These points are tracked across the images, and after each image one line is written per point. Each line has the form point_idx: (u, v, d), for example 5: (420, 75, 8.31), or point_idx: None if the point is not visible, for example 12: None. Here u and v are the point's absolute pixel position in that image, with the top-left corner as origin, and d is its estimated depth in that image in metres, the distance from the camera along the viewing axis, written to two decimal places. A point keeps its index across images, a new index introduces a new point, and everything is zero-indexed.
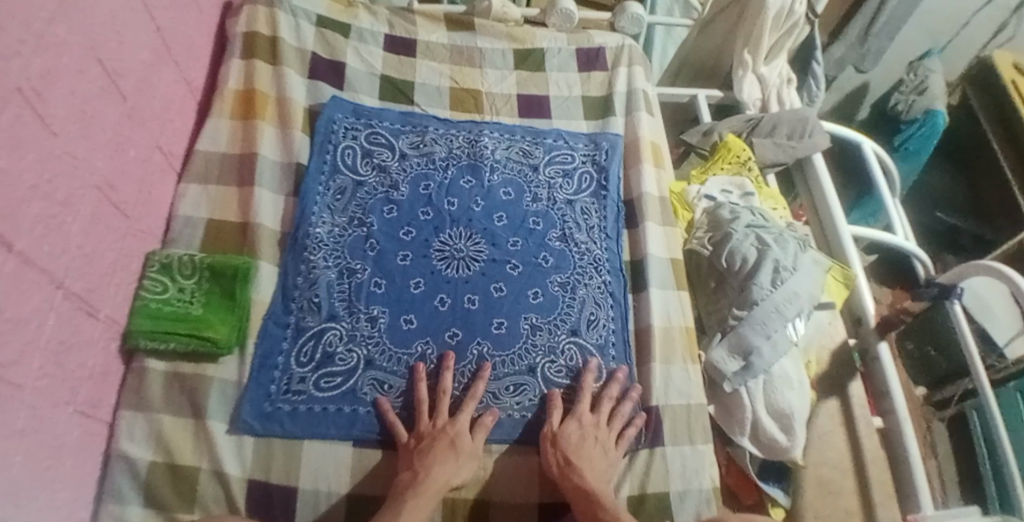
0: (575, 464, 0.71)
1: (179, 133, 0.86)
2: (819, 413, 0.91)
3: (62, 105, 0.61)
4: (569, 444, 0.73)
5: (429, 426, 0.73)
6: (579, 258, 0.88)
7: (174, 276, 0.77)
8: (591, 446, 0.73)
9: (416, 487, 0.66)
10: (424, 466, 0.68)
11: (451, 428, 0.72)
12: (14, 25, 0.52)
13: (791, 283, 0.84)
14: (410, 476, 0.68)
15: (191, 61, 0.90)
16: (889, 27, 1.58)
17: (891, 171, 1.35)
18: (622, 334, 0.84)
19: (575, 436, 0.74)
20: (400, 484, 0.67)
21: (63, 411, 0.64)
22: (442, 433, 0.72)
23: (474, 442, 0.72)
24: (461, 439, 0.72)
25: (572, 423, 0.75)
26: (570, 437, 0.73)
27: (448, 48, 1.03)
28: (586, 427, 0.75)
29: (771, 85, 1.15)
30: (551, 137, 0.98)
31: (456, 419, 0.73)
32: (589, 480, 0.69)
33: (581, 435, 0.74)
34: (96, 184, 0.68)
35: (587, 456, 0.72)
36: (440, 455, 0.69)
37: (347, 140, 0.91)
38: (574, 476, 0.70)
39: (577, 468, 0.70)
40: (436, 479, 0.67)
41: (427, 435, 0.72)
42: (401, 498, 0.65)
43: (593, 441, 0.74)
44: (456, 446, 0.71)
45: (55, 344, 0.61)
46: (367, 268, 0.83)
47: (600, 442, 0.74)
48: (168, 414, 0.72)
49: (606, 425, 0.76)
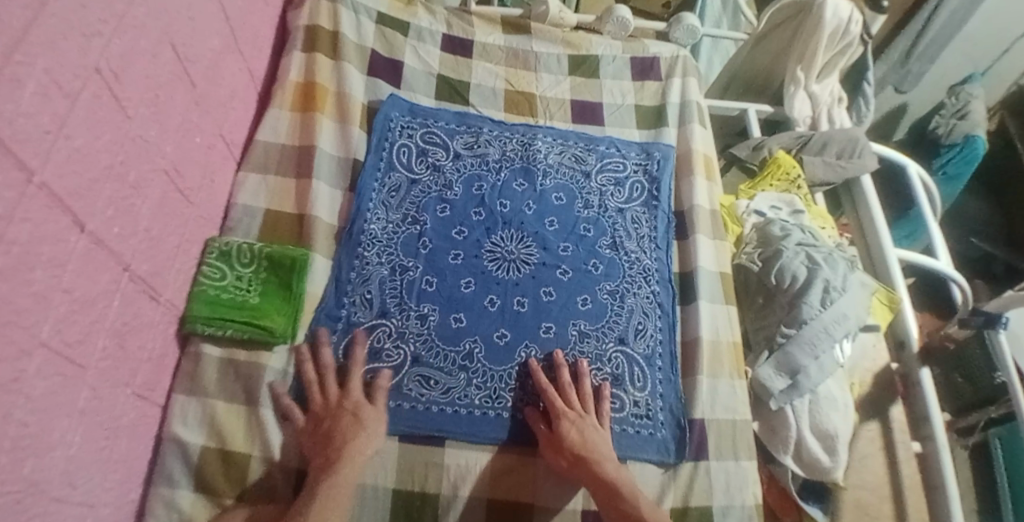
0: (586, 456, 0.70)
1: (240, 122, 0.87)
2: (860, 436, 0.89)
3: (138, 88, 0.61)
4: (572, 443, 0.71)
5: (324, 404, 0.72)
6: (629, 267, 0.88)
7: (232, 264, 0.77)
8: (591, 437, 0.72)
9: (330, 471, 0.66)
10: (335, 449, 0.68)
11: (346, 402, 0.72)
12: (96, 6, 0.53)
13: (841, 303, 0.83)
14: (320, 460, 0.68)
15: (255, 51, 0.91)
16: (933, 48, 1.57)
17: (932, 194, 1.34)
18: (669, 345, 0.84)
19: (573, 434, 0.72)
20: (314, 468, 0.67)
21: (121, 391, 0.65)
22: (340, 409, 0.72)
23: (375, 411, 0.73)
24: (361, 411, 0.72)
25: (564, 420, 0.73)
26: (568, 435, 0.72)
27: (504, 51, 1.04)
28: (577, 421, 0.73)
29: (822, 103, 1.15)
30: (603, 145, 0.98)
31: (348, 392, 0.73)
32: (608, 469, 0.70)
33: (579, 430, 0.72)
34: (164, 168, 0.68)
35: (593, 447, 0.71)
36: (348, 432, 0.69)
37: (403, 139, 0.92)
38: (590, 469, 0.70)
39: (589, 463, 0.70)
40: (350, 459, 0.67)
41: (327, 415, 0.71)
42: (316, 484, 0.65)
43: (591, 432, 0.73)
44: (358, 418, 0.71)
45: (118, 325, 0.62)
46: (419, 266, 0.84)
47: (596, 430, 0.73)
48: (221, 399, 0.73)
49: (591, 415, 0.75)
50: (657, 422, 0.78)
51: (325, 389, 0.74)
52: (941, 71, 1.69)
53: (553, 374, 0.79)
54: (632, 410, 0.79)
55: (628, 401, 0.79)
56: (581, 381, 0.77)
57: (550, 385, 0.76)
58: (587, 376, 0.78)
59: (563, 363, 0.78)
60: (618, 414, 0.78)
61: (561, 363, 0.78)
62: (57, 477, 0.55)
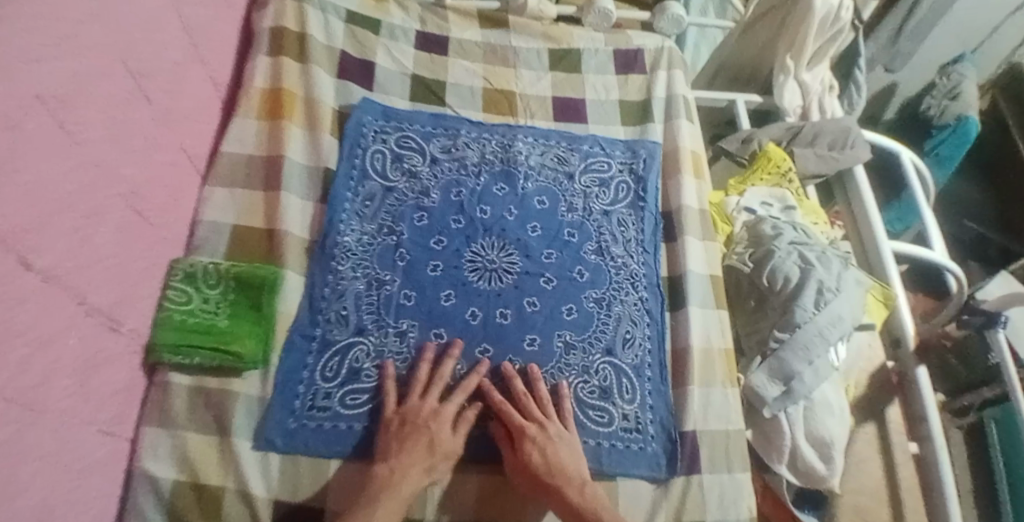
0: (549, 480, 0.67)
1: (204, 133, 0.82)
2: (857, 439, 0.88)
3: (86, 112, 0.57)
4: (535, 467, 0.67)
5: (417, 411, 0.70)
6: (615, 273, 0.85)
7: (198, 287, 0.73)
8: (554, 454, 0.68)
9: (388, 490, 0.63)
10: (401, 465, 0.65)
11: (434, 423, 0.69)
12: (36, 25, 0.49)
13: (835, 304, 0.81)
14: (385, 472, 0.65)
15: (218, 57, 0.85)
16: (922, 29, 1.53)
17: (926, 179, 1.31)
18: (658, 354, 0.80)
19: (537, 456, 0.68)
20: (375, 481, 0.65)
21: (87, 430, 0.61)
22: (425, 426, 0.69)
23: (455, 441, 0.69)
24: (440, 439, 0.68)
25: (526, 443, 0.69)
26: (530, 459, 0.68)
27: (481, 47, 0.99)
28: (538, 440, 0.69)
29: (813, 93, 1.11)
30: (587, 144, 0.94)
31: (443, 409, 0.70)
32: (571, 495, 0.66)
33: (541, 451, 0.68)
34: (121, 191, 0.64)
35: (559, 468, 0.68)
36: (416, 455, 0.66)
37: (377, 144, 0.88)
38: (554, 493, 0.66)
39: (556, 486, 0.66)
40: (409, 484, 0.65)
41: (411, 424, 0.69)
42: (375, 501, 0.63)
43: (554, 450, 0.69)
44: (434, 447, 0.67)
45: (79, 362, 0.59)
46: (397, 279, 0.80)
47: (559, 444, 0.70)
48: (192, 430, 0.70)
49: (555, 422, 0.72)
50: (647, 435, 0.75)
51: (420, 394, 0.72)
52: (931, 50, 1.63)
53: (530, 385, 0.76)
54: (621, 424, 0.76)
55: (616, 415, 0.76)
56: (536, 386, 0.74)
57: (505, 402, 0.72)
58: (566, 397, 0.74)
59: (540, 377, 0.75)
60: (606, 429, 0.75)
61: (536, 377, 0.75)
62: None
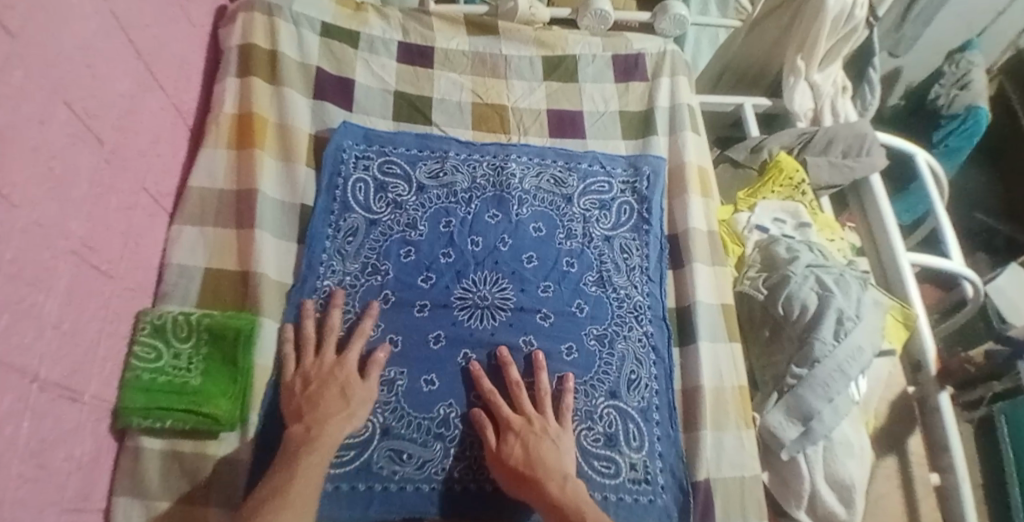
0: (529, 474, 0.62)
1: (169, 168, 0.75)
2: (877, 474, 0.84)
3: (22, 168, 0.49)
4: (514, 460, 0.64)
5: (316, 368, 0.68)
6: (618, 306, 0.79)
7: (168, 340, 0.67)
8: (538, 447, 0.65)
9: (309, 445, 0.61)
10: (317, 419, 0.63)
11: (339, 372, 0.67)
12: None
13: (856, 335, 0.75)
14: (302, 431, 0.62)
15: (180, 82, 0.78)
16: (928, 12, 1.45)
17: (941, 179, 1.24)
18: (666, 396, 0.75)
19: (518, 450, 0.65)
20: (293, 440, 0.62)
21: (50, 513, 0.55)
22: (332, 377, 0.67)
23: (367, 387, 0.67)
24: (350, 385, 0.66)
25: (509, 434, 0.66)
26: (511, 451, 0.65)
27: (469, 57, 0.92)
28: (522, 432, 0.66)
29: (825, 95, 1.04)
30: (586, 162, 0.87)
31: (344, 358, 0.68)
32: (550, 490, 0.61)
33: (523, 444, 0.65)
34: (73, 249, 0.57)
35: (542, 460, 0.63)
36: (330, 404, 0.64)
37: (358, 172, 0.81)
38: (533, 488, 0.62)
39: (535, 480, 0.62)
40: (329, 434, 0.62)
41: (316, 380, 0.66)
42: (297, 458, 0.59)
43: (538, 443, 0.65)
44: (347, 393, 0.66)
45: (34, 443, 0.52)
46: (382, 324, 0.74)
47: (544, 437, 0.66)
48: (167, 500, 0.64)
49: (547, 417, 0.68)
50: (657, 486, 0.71)
51: (315, 347, 0.69)
52: (939, 37, 1.56)
53: (530, 373, 0.74)
54: (629, 475, 0.71)
55: (624, 465, 0.71)
56: (540, 377, 0.71)
57: (496, 392, 0.70)
58: (571, 391, 0.71)
59: (544, 368, 0.72)
60: (613, 481, 0.70)
61: (541, 368, 0.72)
62: None
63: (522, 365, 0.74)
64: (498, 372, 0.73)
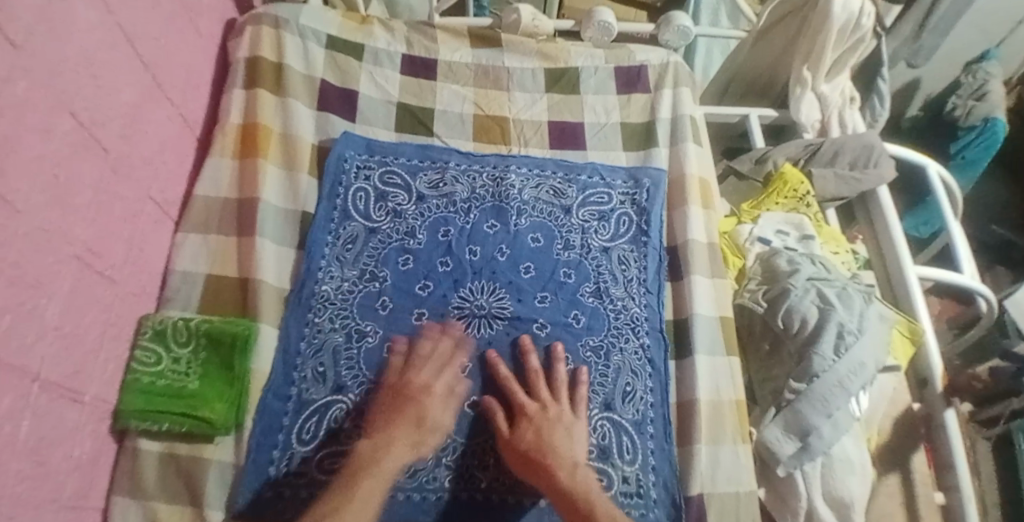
0: (539, 460, 0.64)
1: (175, 177, 0.77)
2: (878, 491, 0.82)
3: (26, 176, 0.51)
4: (526, 445, 0.65)
5: (399, 388, 0.69)
6: (614, 317, 0.79)
7: (169, 345, 0.69)
8: (549, 433, 0.66)
9: (374, 467, 0.62)
10: (382, 441, 0.65)
11: (423, 396, 0.68)
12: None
13: (857, 350, 0.74)
14: (369, 449, 0.64)
15: (188, 93, 0.80)
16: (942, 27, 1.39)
17: (954, 192, 1.22)
18: (661, 408, 0.75)
19: (530, 435, 0.66)
20: (357, 458, 0.63)
21: (48, 510, 0.57)
22: (408, 398, 0.68)
23: (445, 415, 0.68)
24: (428, 411, 0.67)
25: (523, 420, 0.68)
26: (524, 435, 0.66)
27: (472, 69, 0.93)
28: (535, 418, 0.68)
29: (832, 106, 1.03)
30: (585, 173, 0.88)
31: (433, 382, 0.69)
32: (560, 477, 0.62)
33: (536, 430, 0.66)
34: (76, 254, 0.59)
35: (552, 448, 0.65)
36: (400, 426, 0.66)
37: (359, 182, 0.82)
38: (542, 474, 0.63)
39: (547, 467, 0.63)
40: (392, 457, 0.63)
41: (395, 402, 0.68)
42: (356, 478, 0.61)
43: (550, 430, 0.66)
44: (422, 421, 0.66)
45: (33, 441, 0.54)
46: (379, 330, 0.75)
47: (556, 423, 0.67)
48: (163, 500, 0.65)
49: (561, 404, 0.70)
50: (649, 500, 0.70)
51: (399, 371, 0.71)
52: (954, 47, 1.52)
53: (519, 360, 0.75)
54: (621, 487, 0.70)
55: (616, 477, 0.71)
56: (557, 366, 0.73)
57: (513, 378, 0.72)
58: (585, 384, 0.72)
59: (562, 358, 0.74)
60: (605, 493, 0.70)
61: (559, 358, 0.73)
62: None
63: (541, 354, 0.75)
64: (516, 361, 0.75)
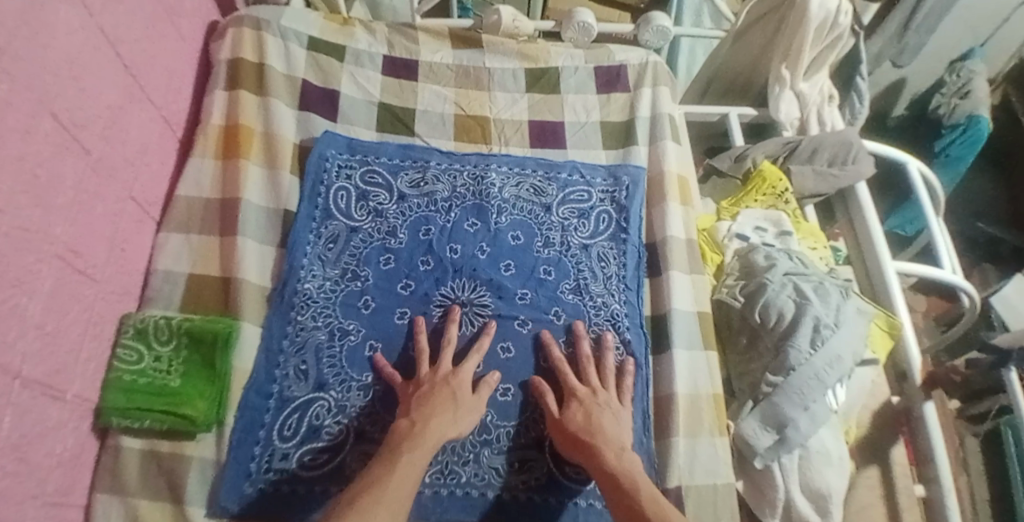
0: (587, 439, 0.65)
1: (157, 177, 0.78)
2: (857, 483, 0.82)
3: (7, 177, 0.52)
4: (575, 424, 0.67)
5: (429, 377, 0.70)
6: (594, 313, 0.80)
7: (150, 344, 0.70)
8: (599, 416, 0.68)
9: (413, 439, 0.62)
10: (422, 417, 0.65)
11: (453, 379, 0.69)
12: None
13: (833, 343, 0.75)
14: (406, 425, 0.64)
15: (170, 96, 0.81)
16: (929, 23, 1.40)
17: (935, 189, 1.23)
18: (640, 403, 0.75)
19: (579, 415, 0.68)
20: (398, 433, 0.63)
21: (30, 507, 0.57)
22: (445, 383, 0.69)
23: (478, 401, 0.69)
24: (461, 395, 0.68)
25: (573, 400, 0.70)
26: (573, 416, 0.68)
27: (453, 70, 0.94)
28: (585, 401, 0.69)
29: (811, 104, 1.04)
30: (565, 172, 0.89)
31: (460, 369, 0.70)
32: (607, 458, 0.63)
33: (585, 412, 0.68)
34: (56, 254, 0.60)
35: (599, 430, 0.66)
36: (440, 405, 0.66)
37: (341, 181, 0.83)
38: (589, 454, 0.64)
39: (593, 446, 0.64)
40: (433, 432, 0.63)
41: (428, 384, 0.69)
42: (397, 449, 0.61)
43: (599, 413, 0.68)
44: (457, 400, 0.67)
45: (14, 438, 0.54)
46: (361, 328, 0.76)
47: (605, 408, 0.69)
48: (144, 497, 0.66)
49: (608, 392, 0.72)
50: None
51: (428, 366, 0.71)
52: (939, 45, 1.52)
53: (572, 348, 0.77)
54: None
55: None
56: (605, 355, 0.75)
57: (565, 361, 0.74)
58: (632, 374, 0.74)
59: (612, 347, 0.76)
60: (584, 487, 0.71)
61: (609, 348, 0.76)
62: None
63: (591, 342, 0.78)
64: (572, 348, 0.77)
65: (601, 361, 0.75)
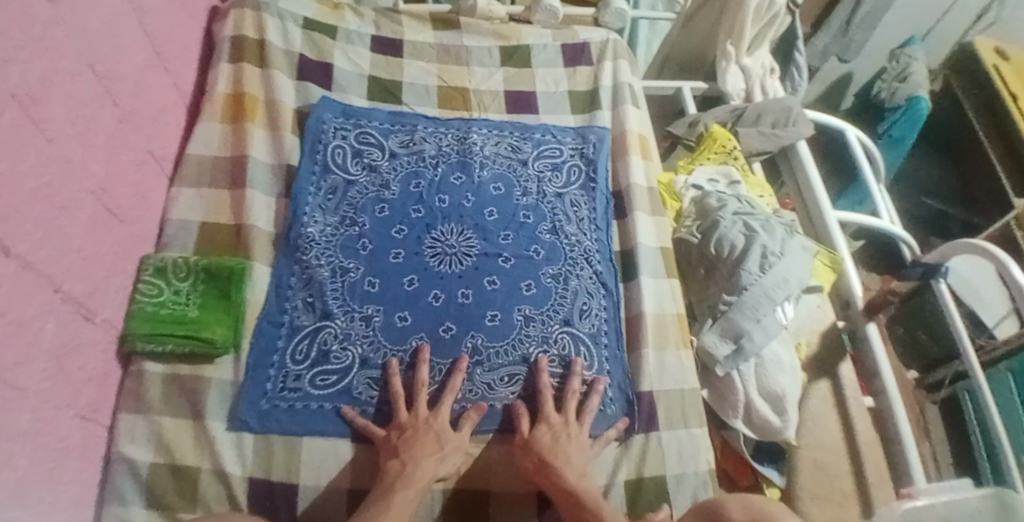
0: (550, 463, 0.70)
1: (170, 137, 0.86)
2: (811, 395, 0.91)
3: (58, 110, 0.59)
4: (541, 446, 0.72)
5: (411, 419, 0.72)
6: (569, 249, 0.89)
7: (169, 280, 0.76)
8: (565, 444, 0.72)
9: (404, 479, 0.66)
10: (412, 458, 0.68)
11: (434, 421, 0.72)
12: (12, 29, 0.52)
13: (780, 267, 0.85)
14: (398, 466, 0.67)
15: (181, 65, 0.90)
16: (871, 18, 1.55)
17: (874, 158, 1.37)
18: (614, 323, 0.85)
19: (547, 437, 0.72)
20: (389, 474, 0.67)
21: (66, 413, 0.62)
22: (426, 426, 0.72)
23: (459, 436, 0.72)
24: (444, 434, 0.71)
25: (543, 425, 0.74)
26: (541, 437, 0.72)
27: (435, 48, 1.05)
28: (556, 427, 0.74)
29: (755, 76, 1.17)
30: (539, 132, 0.99)
31: (438, 411, 0.73)
32: (569, 479, 0.69)
33: (554, 437, 0.73)
34: (92, 188, 0.66)
35: (565, 455, 0.71)
36: (424, 446, 0.69)
37: (337, 140, 0.92)
38: (553, 476, 0.69)
39: (556, 468, 0.69)
40: (423, 472, 0.67)
41: (410, 427, 0.71)
42: (390, 493, 0.64)
43: (565, 442, 0.72)
44: (441, 440, 0.71)
45: (56, 346, 0.60)
46: (360, 267, 0.84)
47: (574, 438, 0.73)
48: (167, 415, 0.72)
49: (581, 425, 0.75)
50: (607, 399, 0.80)
51: (408, 409, 0.73)
52: (883, 35, 1.71)
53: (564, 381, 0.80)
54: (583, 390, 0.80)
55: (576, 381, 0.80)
56: (591, 396, 0.78)
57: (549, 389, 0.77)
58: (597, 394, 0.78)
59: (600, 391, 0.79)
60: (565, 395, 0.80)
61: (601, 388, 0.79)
62: (8, 503, 0.52)
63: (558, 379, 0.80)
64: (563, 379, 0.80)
65: (585, 402, 0.78)
